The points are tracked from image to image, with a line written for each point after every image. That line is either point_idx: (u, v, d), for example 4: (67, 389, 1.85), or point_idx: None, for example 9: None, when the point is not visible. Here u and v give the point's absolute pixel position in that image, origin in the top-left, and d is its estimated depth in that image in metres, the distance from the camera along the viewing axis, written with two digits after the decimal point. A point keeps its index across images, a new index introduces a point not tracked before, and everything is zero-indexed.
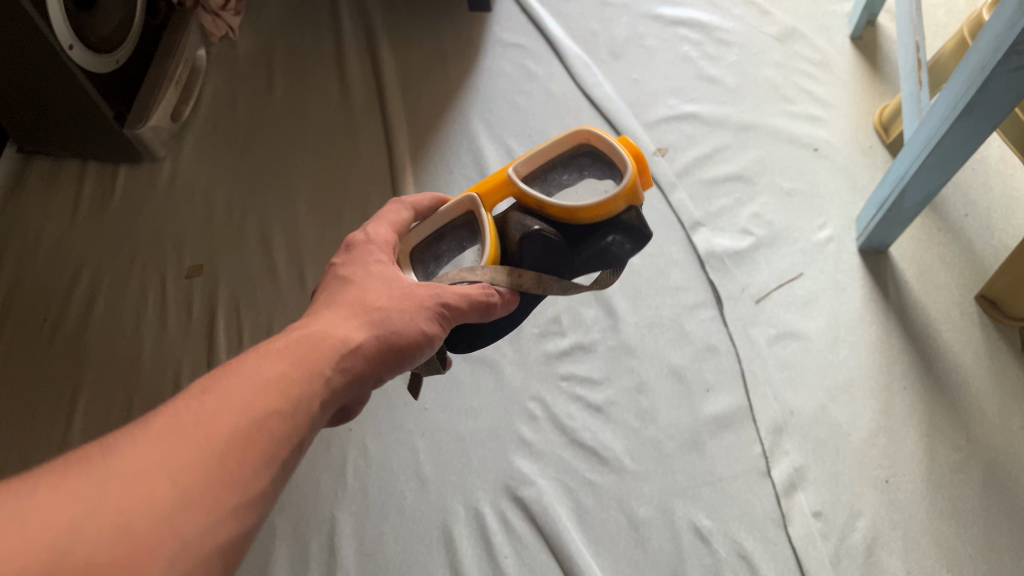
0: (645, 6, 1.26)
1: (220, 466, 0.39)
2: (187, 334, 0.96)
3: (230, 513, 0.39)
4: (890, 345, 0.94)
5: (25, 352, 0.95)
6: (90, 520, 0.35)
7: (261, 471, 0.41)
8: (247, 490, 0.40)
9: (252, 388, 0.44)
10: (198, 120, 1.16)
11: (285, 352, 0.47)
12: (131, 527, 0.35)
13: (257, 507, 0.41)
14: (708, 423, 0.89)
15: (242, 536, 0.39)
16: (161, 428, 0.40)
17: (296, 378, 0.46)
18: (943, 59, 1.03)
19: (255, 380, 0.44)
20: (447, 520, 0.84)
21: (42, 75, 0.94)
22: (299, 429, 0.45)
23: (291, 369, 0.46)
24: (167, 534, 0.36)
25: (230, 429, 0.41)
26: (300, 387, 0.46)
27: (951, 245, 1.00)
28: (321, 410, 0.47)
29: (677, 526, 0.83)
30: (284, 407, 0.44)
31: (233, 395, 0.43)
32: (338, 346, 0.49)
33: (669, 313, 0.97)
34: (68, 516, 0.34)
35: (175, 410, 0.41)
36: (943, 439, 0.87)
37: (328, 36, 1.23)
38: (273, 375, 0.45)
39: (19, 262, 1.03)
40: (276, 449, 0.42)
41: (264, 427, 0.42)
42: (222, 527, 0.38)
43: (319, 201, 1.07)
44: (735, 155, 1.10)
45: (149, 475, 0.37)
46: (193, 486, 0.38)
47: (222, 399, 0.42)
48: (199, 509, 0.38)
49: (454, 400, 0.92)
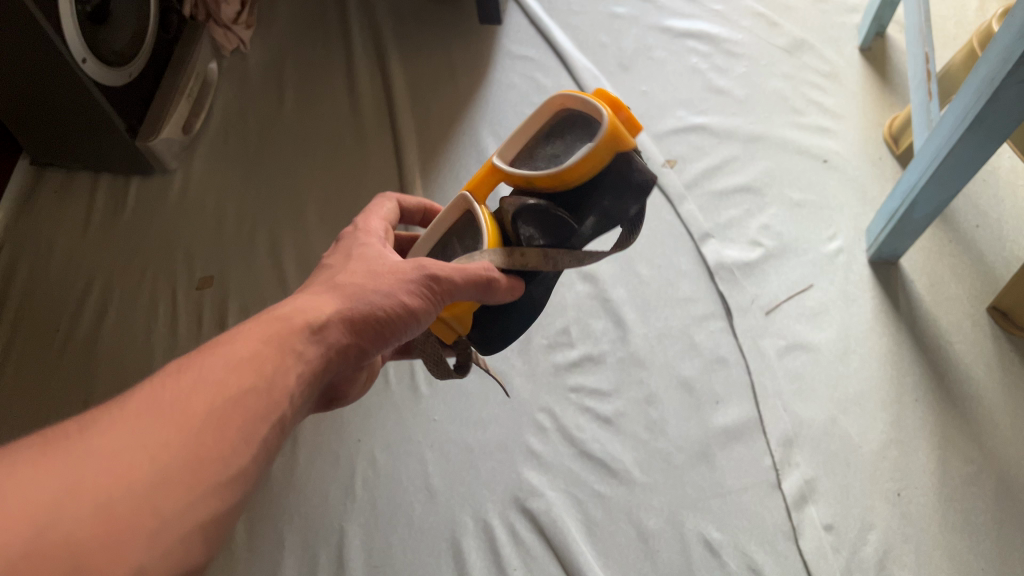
0: (654, 17, 1.26)
1: (197, 444, 0.39)
2: (198, 346, 0.96)
3: (210, 491, 0.38)
4: (900, 356, 0.93)
5: (37, 364, 0.96)
6: (66, 499, 0.33)
7: (241, 449, 0.41)
8: (227, 466, 0.39)
9: (226, 368, 0.43)
10: (209, 132, 1.17)
11: (259, 331, 0.46)
12: (108, 507, 0.34)
13: (237, 484, 0.40)
14: (718, 436, 0.89)
15: (223, 512, 0.39)
16: (137, 405, 0.39)
17: (272, 356, 0.45)
18: (952, 70, 1.02)
19: (229, 360, 0.43)
20: (455, 532, 0.84)
21: (56, 88, 0.95)
22: (277, 405, 0.44)
23: (265, 349, 0.45)
24: (144, 509, 0.35)
25: (206, 405, 0.40)
26: (273, 364, 0.45)
27: (961, 256, 1.00)
28: (301, 385, 0.46)
29: (687, 538, 0.83)
30: (260, 383, 0.43)
31: (207, 371, 0.42)
32: (312, 323, 0.48)
33: (678, 324, 0.97)
34: (48, 494, 0.33)
35: (148, 392, 0.40)
36: (955, 451, 0.87)
37: (338, 49, 1.23)
38: (247, 355, 0.44)
39: (31, 274, 1.03)
40: (254, 424, 0.42)
41: (240, 404, 0.42)
42: (201, 505, 0.38)
43: (329, 212, 1.08)
44: (744, 167, 1.10)
45: (124, 453, 0.36)
46: (171, 465, 0.37)
47: (197, 377, 0.41)
48: (178, 484, 0.37)
49: (463, 412, 0.92)
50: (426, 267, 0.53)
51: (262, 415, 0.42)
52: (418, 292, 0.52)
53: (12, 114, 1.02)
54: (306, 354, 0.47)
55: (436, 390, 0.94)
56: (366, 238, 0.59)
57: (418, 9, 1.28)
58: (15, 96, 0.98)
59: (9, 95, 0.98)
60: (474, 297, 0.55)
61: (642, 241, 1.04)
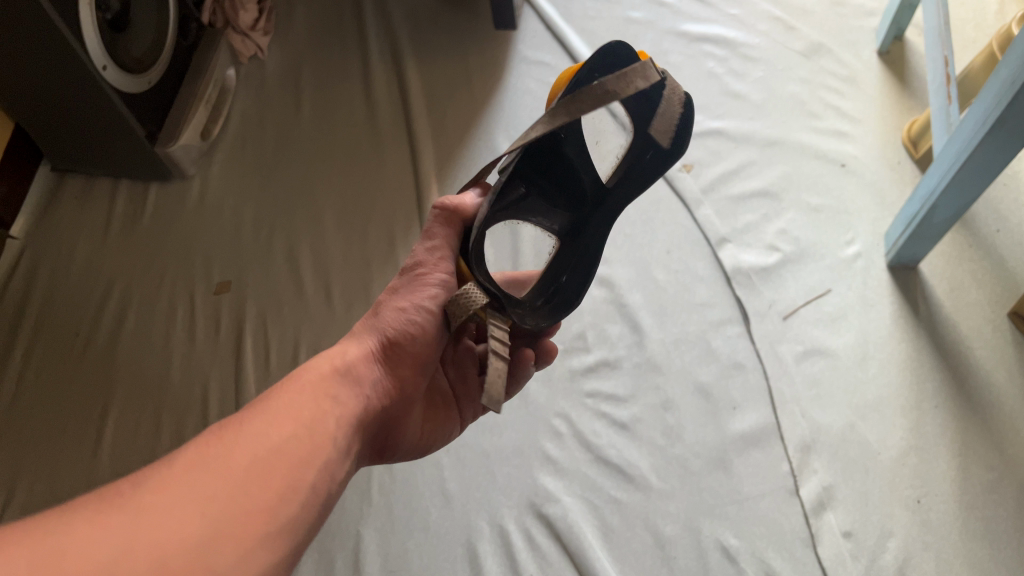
0: (670, 22, 1.26)
1: (244, 495, 0.43)
2: (215, 351, 0.97)
3: (258, 544, 0.42)
4: (919, 362, 0.92)
5: (57, 368, 0.97)
6: (124, 557, 0.36)
7: (286, 500, 0.45)
8: (277, 516, 0.44)
9: (268, 418, 0.49)
10: (226, 138, 1.18)
11: (294, 384, 0.53)
12: (165, 562, 0.37)
13: (284, 535, 0.44)
14: (735, 441, 0.88)
15: (273, 563, 0.43)
16: (185, 464, 0.43)
17: (311, 403, 0.52)
18: (972, 73, 1.02)
19: (270, 411, 0.49)
20: (471, 537, 0.84)
21: (77, 95, 0.96)
22: (318, 445, 0.49)
23: (301, 396, 0.52)
24: (200, 563, 0.39)
25: (252, 459, 0.45)
26: (309, 407, 0.51)
27: (982, 261, 0.99)
28: (338, 422, 0.52)
29: (704, 545, 0.82)
30: (299, 429, 0.49)
31: (254, 423, 0.48)
32: (338, 365, 0.57)
33: (695, 329, 0.97)
34: (105, 553, 0.36)
35: (198, 447, 0.44)
36: (976, 458, 0.86)
37: (355, 55, 1.24)
38: (285, 406, 0.50)
39: (52, 279, 1.05)
40: (298, 474, 0.47)
41: (282, 455, 0.47)
42: (251, 558, 0.41)
43: (346, 218, 1.08)
44: (760, 171, 1.09)
45: (180, 508, 0.40)
46: (221, 518, 0.41)
47: (242, 434, 0.46)
48: (230, 539, 0.41)
49: (478, 416, 0.92)
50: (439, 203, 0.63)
51: (302, 463, 0.48)
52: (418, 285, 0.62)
53: (35, 121, 1.03)
54: (340, 396, 0.54)
55: None
56: None
57: (433, 15, 1.28)
58: (37, 103, 0.99)
59: (31, 101, 0.99)
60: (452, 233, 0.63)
61: (659, 245, 1.04)
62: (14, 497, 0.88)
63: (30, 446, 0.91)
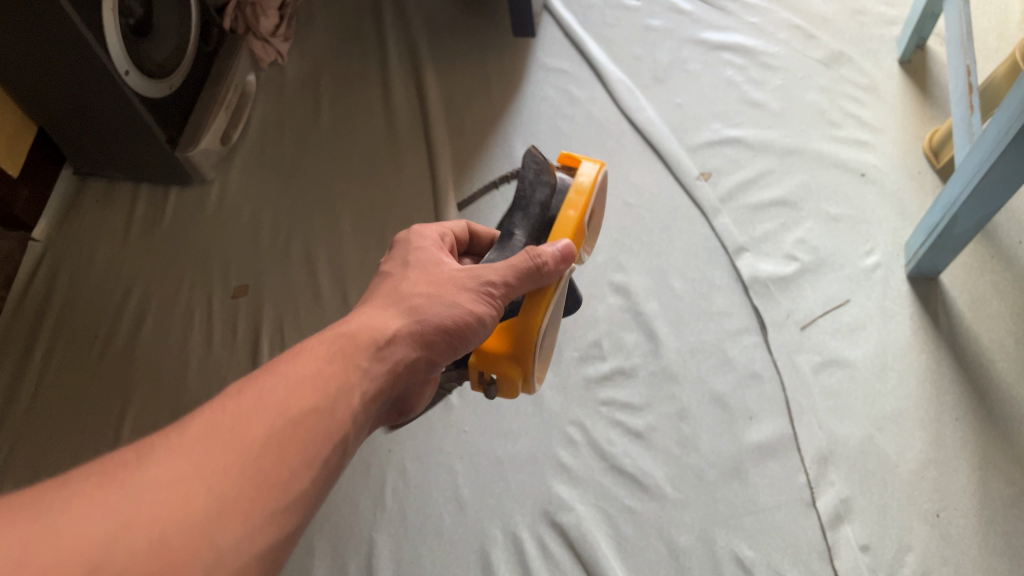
0: (690, 30, 1.25)
1: (255, 468, 0.41)
2: (232, 353, 0.98)
3: (266, 521, 0.41)
4: (939, 374, 0.91)
5: (76, 370, 0.98)
6: (122, 535, 0.35)
7: (300, 473, 0.43)
8: (287, 490, 0.42)
9: (288, 388, 0.46)
10: (246, 143, 1.19)
11: (322, 350, 0.50)
12: (164, 540, 0.36)
13: (295, 510, 0.42)
14: (752, 452, 0.88)
15: (279, 541, 0.41)
16: (194, 433, 0.41)
17: (336, 375, 0.49)
18: (994, 83, 1.01)
19: (291, 380, 0.47)
20: (485, 544, 0.83)
21: (101, 99, 0.97)
22: (340, 425, 0.47)
23: (326, 366, 0.49)
24: (202, 542, 0.37)
25: (265, 431, 0.43)
26: (336, 383, 0.48)
27: (1004, 273, 0.97)
28: (365, 401, 0.50)
29: (719, 555, 0.82)
30: (321, 404, 0.46)
31: (271, 394, 0.45)
32: (375, 339, 0.52)
33: (712, 338, 0.96)
34: (103, 529, 0.35)
35: (211, 416, 0.43)
36: (997, 472, 0.85)
37: (373, 61, 1.25)
38: (308, 375, 0.48)
39: (73, 280, 1.06)
40: (315, 449, 0.45)
41: (299, 428, 0.45)
42: (257, 535, 0.40)
43: (363, 223, 1.09)
44: (779, 180, 1.09)
45: (185, 481, 0.39)
46: (227, 493, 0.40)
47: (257, 404, 0.44)
48: (235, 516, 0.39)
49: (493, 423, 0.92)
50: (533, 257, 0.58)
51: (322, 437, 0.45)
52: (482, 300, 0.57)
53: (58, 125, 1.05)
54: (371, 370, 0.51)
55: (467, 402, 0.94)
56: (424, 244, 0.62)
57: (452, 22, 1.28)
58: (61, 107, 1.00)
59: (55, 106, 1.00)
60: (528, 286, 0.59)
61: (676, 254, 1.03)
62: None
63: (49, 447, 0.92)
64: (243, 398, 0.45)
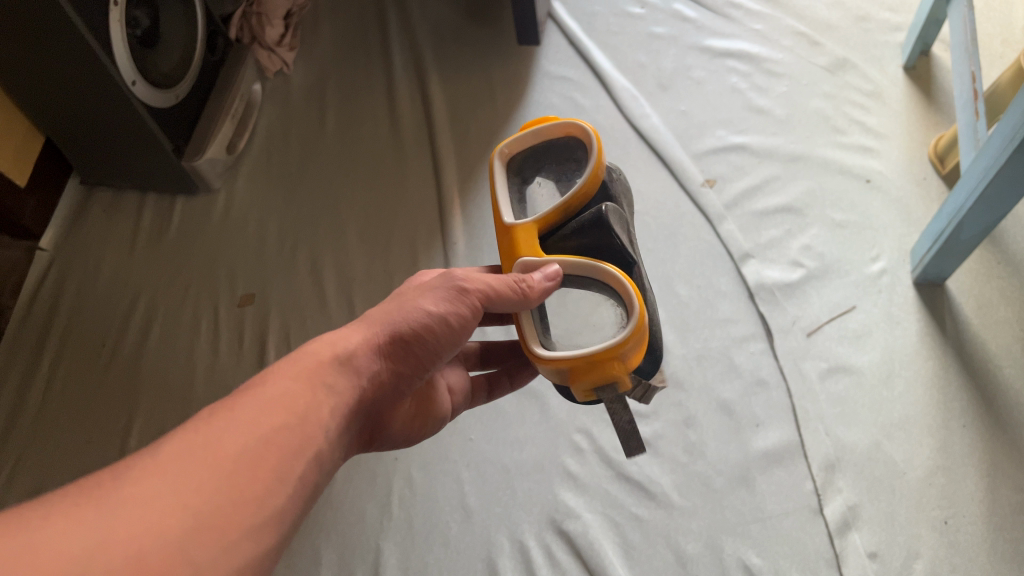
0: (694, 37, 1.26)
1: (231, 483, 0.41)
2: (238, 362, 0.98)
3: (243, 537, 0.40)
4: (947, 381, 0.91)
5: (82, 380, 0.98)
6: (98, 555, 0.35)
7: (274, 488, 0.43)
8: (264, 504, 0.42)
9: (260, 407, 0.46)
10: (252, 151, 1.19)
11: (290, 370, 0.49)
12: (142, 556, 0.36)
13: (271, 525, 0.42)
14: (759, 459, 0.88)
15: (256, 554, 0.41)
16: (169, 450, 0.41)
17: (304, 392, 0.48)
18: (999, 89, 1.00)
19: (262, 399, 0.46)
20: (492, 553, 0.83)
21: (108, 110, 0.98)
22: (310, 441, 0.47)
23: (294, 385, 0.48)
24: (179, 557, 0.37)
25: (240, 447, 0.43)
26: (304, 400, 0.48)
27: (1011, 279, 0.97)
28: (331, 417, 0.49)
29: (726, 563, 0.82)
30: (291, 421, 0.46)
31: (243, 412, 0.45)
32: (335, 356, 0.52)
33: (718, 345, 0.96)
34: (79, 548, 0.35)
35: (186, 433, 0.42)
36: (1005, 479, 0.84)
37: (378, 71, 1.25)
38: (277, 393, 0.47)
39: (79, 290, 1.06)
40: (289, 463, 0.45)
41: (273, 444, 0.44)
42: (233, 551, 0.40)
43: (369, 231, 1.09)
44: (784, 187, 1.09)
45: (162, 499, 0.38)
46: (204, 508, 0.39)
47: (231, 421, 0.44)
48: (211, 532, 0.39)
49: (500, 431, 0.92)
50: (518, 281, 0.55)
51: (294, 452, 0.45)
52: (451, 301, 0.56)
53: (66, 135, 1.05)
54: (336, 386, 0.51)
55: (473, 409, 0.94)
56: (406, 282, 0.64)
57: (457, 30, 1.29)
58: (69, 117, 1.01)
59: (62, 115, 1.01)
60: (513, 307, 0.56)
61: (681, 261, 1.03)
62: None
63: (56, 457, 0.93)
64: (214, 415, 0.44)
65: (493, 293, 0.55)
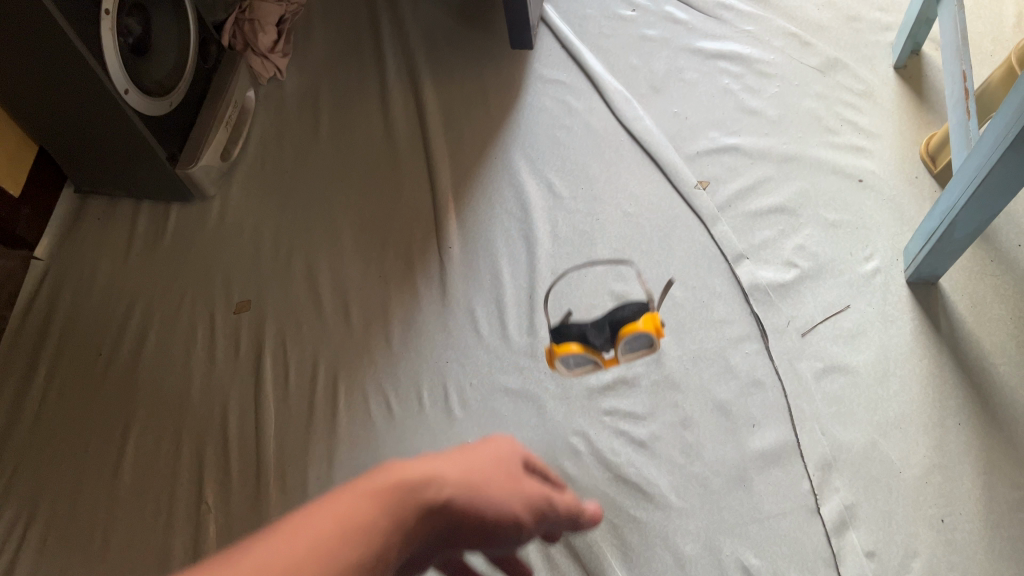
0: (685, 39, 1.26)
1: None
2: (235, 369, 0.98)
3: None
4: (942, 378, 0.91)
5: (79, 389, 0.98)
6: None
7: None
8: None
9: (336, 537, 0.34)
10: (247, 158, 1.19)
11: (370, 494, 0.37)
12: None
13: None
14: (755, 459, 0.88)
15: None
16: None
17: (383, 522, 0.37)
18: (990, 88, 1.01)
19: (342, 525, 0.35)
20: (490, 556, 0.84)
21: (102, 119, 0.98)
22: None
23: (377, 515, 0.36)
24: None
25: None
26: (386, 536, 0.36)
27: (1004, 276, 0.98)
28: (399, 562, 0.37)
29: (725, 564, 0.82)
30: (374, 560, 0.35)
31: (313, 542, 0.33)
32: (421, 492, 0.40)
33: (713, 346, 0.96)
34: None
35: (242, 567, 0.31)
36: (1002, 476, 0.85)
37: (372, 77, 1.25)
38: (353, 514, 0.36)
39: (75, 298, 1.06)
40: None
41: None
42: None
43: (365, 236, 1.09)
44: (777, 187, 1.09)
45: None
46: None
47: (303, 555, 0.32)
48: None
49: (496, 435, 0.92)
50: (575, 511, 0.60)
51: None
52: (536, 512, 0.50)
53: (60, 145, 1.05)
54: (419, 527, 0.39)
55: (469, 412, 0.94)
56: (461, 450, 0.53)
57: (449, 35, 1.29)
58: (63, 128, 1.01)
59: (56, 125, 1.01)
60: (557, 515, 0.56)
61: (676, 262, 1.04)
62: (38, 516, 0.89)
63: (55, 466, 0.93)
64: (279, 543, 0.33)
65: (554, 515, 0.53)
